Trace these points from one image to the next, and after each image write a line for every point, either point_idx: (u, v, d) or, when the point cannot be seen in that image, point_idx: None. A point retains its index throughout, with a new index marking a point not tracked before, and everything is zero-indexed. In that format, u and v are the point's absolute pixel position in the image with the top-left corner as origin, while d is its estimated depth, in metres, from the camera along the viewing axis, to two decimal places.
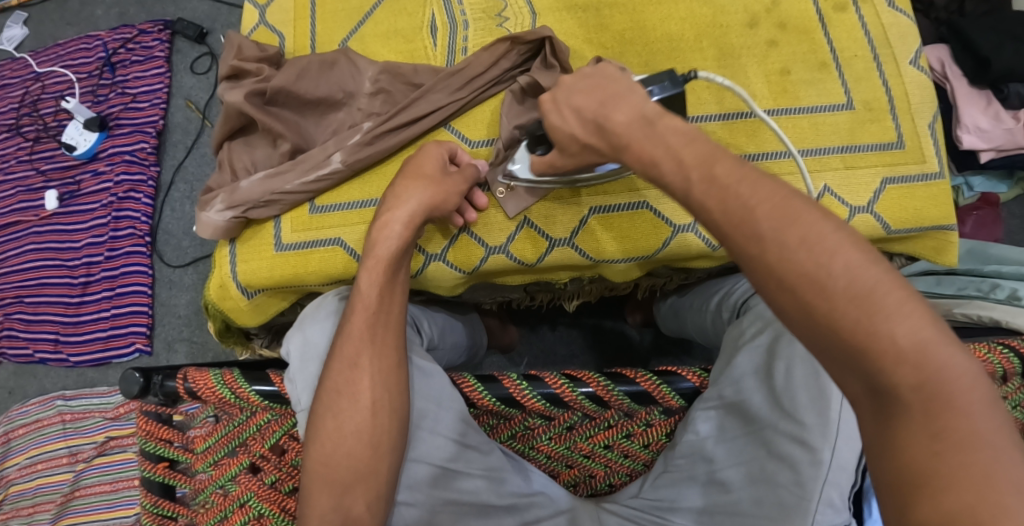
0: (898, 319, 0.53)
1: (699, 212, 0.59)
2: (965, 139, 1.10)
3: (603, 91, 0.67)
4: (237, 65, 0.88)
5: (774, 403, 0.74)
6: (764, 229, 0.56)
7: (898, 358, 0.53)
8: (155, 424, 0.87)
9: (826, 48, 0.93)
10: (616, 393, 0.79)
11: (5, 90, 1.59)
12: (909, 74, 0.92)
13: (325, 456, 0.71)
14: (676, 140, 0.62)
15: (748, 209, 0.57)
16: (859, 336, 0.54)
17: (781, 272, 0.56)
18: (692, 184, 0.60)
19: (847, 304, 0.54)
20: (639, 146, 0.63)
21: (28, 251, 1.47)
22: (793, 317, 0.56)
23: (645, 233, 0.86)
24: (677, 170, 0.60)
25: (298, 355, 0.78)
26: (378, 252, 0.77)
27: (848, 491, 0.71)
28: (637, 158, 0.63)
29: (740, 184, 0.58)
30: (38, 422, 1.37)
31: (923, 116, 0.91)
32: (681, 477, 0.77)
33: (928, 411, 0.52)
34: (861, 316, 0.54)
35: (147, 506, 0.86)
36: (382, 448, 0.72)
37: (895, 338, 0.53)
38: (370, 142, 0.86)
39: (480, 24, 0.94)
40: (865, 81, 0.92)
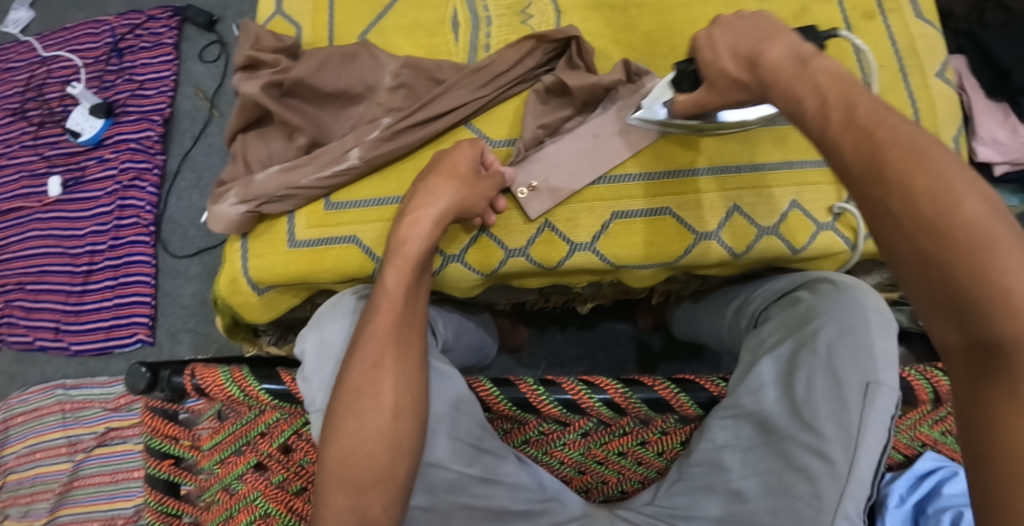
0: (1013, 272, 0.56)
1: (831, 150, 0.63)
2: (981, 152, 1.09)
3: (755, 32, 0.70)
4: (254, 55, 0.86)
5: (794, 414, 0.73)
6: (892, 167, 0.60)
7: (1005, 310, 0.55)
8: (160, 421, 0.85)
9: (854, 55, 0.91)
10: (634, 400, 0.77)
11: (9, 73, 1.56)
12: (935, 86, 0.91)
13: (344, 456, 0.69)
14: (823, 79, 0.64)
15: (879, 158, 0.60)
16: (967, 283, 0.56)
17: (902, 212, 0.59)
18: (830, 119, 0.63)
19: (962, 250, 0.56)
20: (789, 84, 0.65)
21: (31, 237, 1.45)
22: (907, 260, 0.59)
23: (668, 238, 0.84)
24: (821, 106, 0.64)
25: (314, 354, 0.76)
26: (406, 251, 0.76)
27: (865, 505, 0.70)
28: (780, 97, 0.66)
29: (878, 125, 0.61)
30: (38, 411, 1.35)
31: (947, 130, 0.90)
32: (696, 485, 0.76)
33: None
34: (975, 266, 0.56)
35: (151, 503, 0.84)
36: (400, 450, 0.70)
37: (1007, 289, 0.55)
38: (390, 138, 0.84)
39: (504, 20, 0.92)
40: (892, 91, 0.90)
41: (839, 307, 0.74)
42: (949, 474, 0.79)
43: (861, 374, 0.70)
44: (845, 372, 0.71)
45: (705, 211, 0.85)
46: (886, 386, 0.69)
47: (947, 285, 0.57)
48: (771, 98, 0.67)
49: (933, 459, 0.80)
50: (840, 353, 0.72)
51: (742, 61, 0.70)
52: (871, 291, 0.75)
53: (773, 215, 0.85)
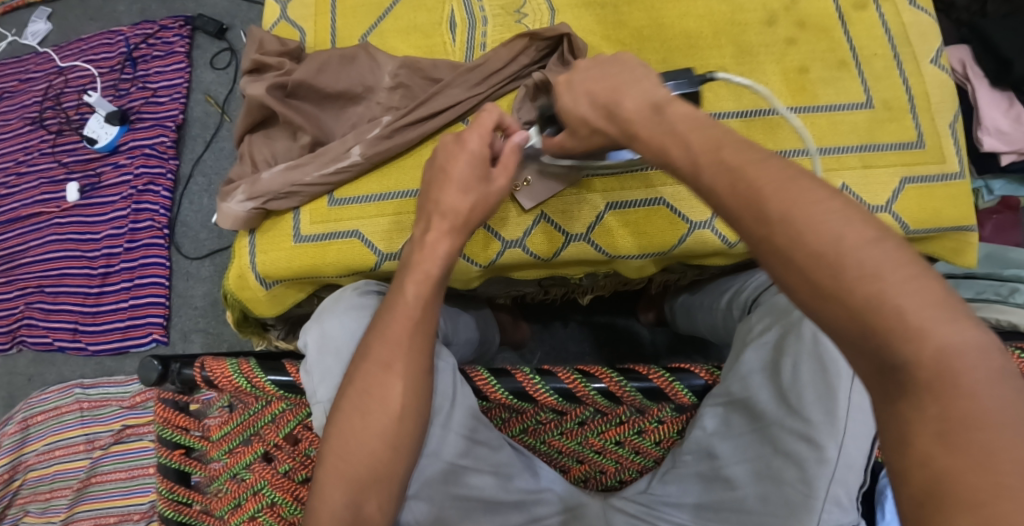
0: (903, 293, 0.50)
1: (708, 195, 0.58)
2: (986, 141, 1.11)
3: (612, 80, 0.67)
4: (259, 58, 0.89)
5: (781, 400, 0.75)
6: (772, 210, 0.55)
7: (903, 332, 0.50)
8: (172, 412, 0.88)
9: (845, 47, 0.93)
10: (628, 389, 0.80)
11: (28, 84, 1.61)
12: (929, 73, 0.92)
13: (345, 446, 0.70)
14: (683, 125, 0.61)
15: (755, 190, 0.55)
16: (865, 313, 0.51)
17: (790, 251, 0.54)
18: (701, 164, 0.59)
19: (852, 282, 0.51)
20: (649, 135, 0.63)
21: (50, 242, 1.50)
22: (801, 296, 0.54)
23: (661, 229, 0.86)
24: (686, 153, 0.60)
25: (315, 347, 0.78)
26: (425, 269, 0.74)
27: (855, 491, 0.72)
28: (647, 146, 0.63)
29: (746, 165, 0.57)
30: (57, 410, 1.39)
31: (943, 115, 0.91)
32: (688, 473, 0.78)
33: (932, 389, 0.49)
34: (868, 293, 0.51)
35: (163, 492, 0.87)
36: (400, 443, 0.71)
37: (901, 314, 0.50)
38: (389, 136, 0.86)
39: (499, 20, 0.94)
40: (884, 80, 0.92)
41: None
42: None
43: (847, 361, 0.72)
44: (831, 356, 0.73)
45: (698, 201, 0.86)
46: None
47: (842, 311, 0.52)
48: (637, 148, 0.65)
49: None
50: (825, 339, 0.74)
51: (601, 109, 0.68)
52: None
53: None
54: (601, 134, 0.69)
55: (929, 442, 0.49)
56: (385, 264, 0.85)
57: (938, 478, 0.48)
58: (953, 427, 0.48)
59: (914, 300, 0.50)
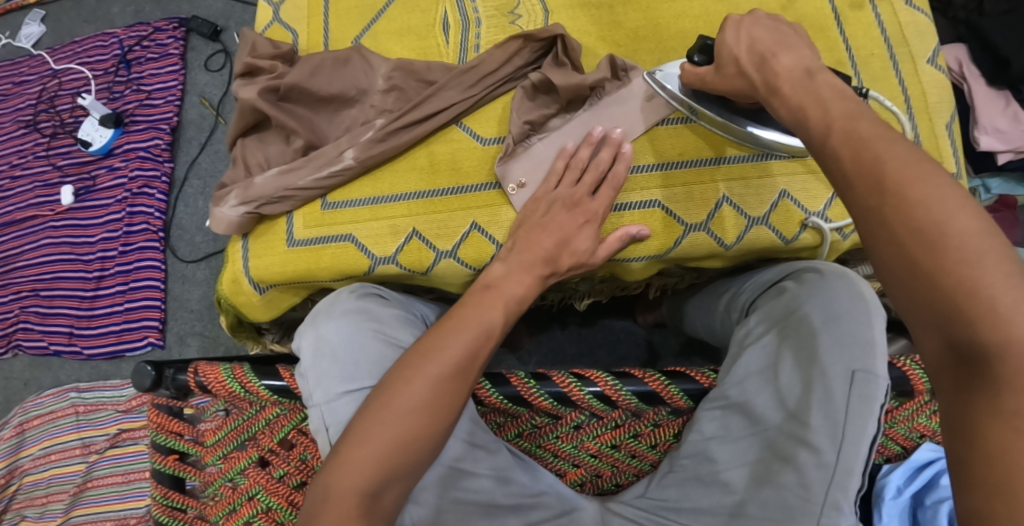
0: (1001, 288, 0.53)
1: (830, 159, 0.62)
2: (981, 141, 1.10)
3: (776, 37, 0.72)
4: (251, 62, 0.88)
5: (779, 404, 0.75)
6: (889, 179, 0.58)
7: (989, 324, 0.53)
8: (166, 417, 0.88)
9: (842, 46, 0.92)
10: (623, 392, 0.79)
11: (22, 87, 1.61)
12: (926, 73, 0.92)
13: (348, 452, 0.67)
14: (827, 92, 0.66)
15: (881, 161, 0.59)
16: (958, 299, 0.54)
17: (896, 224, 0.57)
18: (832, 132, 0.63)
19: (952, 265, 0.54)
20: (792, 92, 0.68)
21: (45, 246, 1.49)
22: (896, 270, 0.57)
23: (656, 231, 0.84)
24: (823, 118, 0.64)
25: (310, 351, 0.75)
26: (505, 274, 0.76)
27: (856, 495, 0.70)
28: (785, 101, 0.68)
29: (878, 139, 0.60)
30: (52, 414, 1.39)
31: (941, 115, 0.91)
32: (687, 477, 0.78)
33: (1011, 384, 0.52)
34: (962, 281, 0.54)
35: (157, 497, 0.87)
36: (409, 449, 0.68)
37: (993, 305, 0.53)
38: (383, 139, 0.85)
39: (493, 21, 0.93)
40: (881, 80, 0.91)
41: (821, 295, 0.76)
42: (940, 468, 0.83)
43: (845, 363, 0.71)
44: (827, 359, 0.72)
45: (694, 203, 0.85)
46: (874, 374, 0.69)
47: (929, 296, 0.55)
48: (773, 102, 0.70)
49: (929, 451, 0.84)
50: (821, 342, 0.73)
51: (756, 57, 0.72)
52: (853, 277, 0.76)
53: (762, 206, 0.84)
54: (745, 80, 0.73)
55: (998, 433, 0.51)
56: (378, 268, 0.85)
57: (1008, 463, 0.50)
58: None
59: (1006, 298, 0.53)
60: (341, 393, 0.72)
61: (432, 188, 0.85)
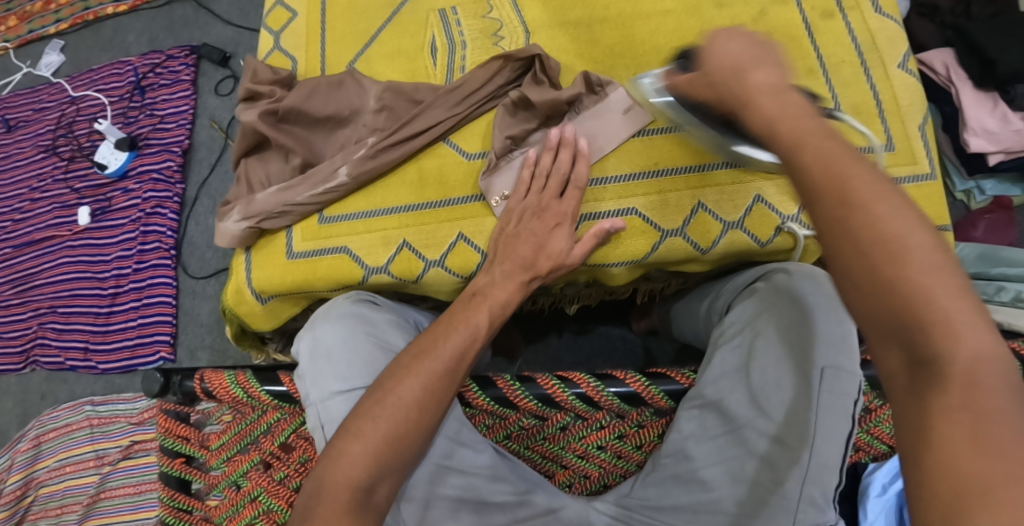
0: (951, 298, 0.56)
1: (797, 170, 0.62)
2: (973, 142, 1.14)
3: (751, 53, 0.67)
4: (252, 87, 0.94)
5: (752, 402, 0.78)
6: (860, 197, 0.59)
7: (942, 329, 0.55)
8: (173, 422, 0.93)
9: (813, 55, 0.96)
10: (606, 394, 0.82)
11: (42, 113, 1.68)
12: (897, 76, 0.95)
13: (342, 448, 0.72)
14: (792, 107, 0.64)
15: (842, 178, 0.60)
16: (915, 306, 0.56)
17: (862, 237, 0.58)
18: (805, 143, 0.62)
19: (914, 275, 0.56)
20: (768, 106, 0.65)
21: (63, 264, 1.56)
22: (862, 282, 0.58)
23: (634, 237, 0.88)
24: (794, 131, 0.63)
25: (307, 353, 0.79)
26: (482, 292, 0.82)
27: (831, 492, 0.74)
28: (756, 115, 0.65)
29: (833, 156, 0.61)
30: (67, 427, 1.44)
31: (912, 118, 0.94)
32: (667, 476, 0.81)
33: (957, 382, 0.54)
34: (922, 288, 0.56)
35: (164, 499, 0.92)
36: (400, 445, 0.72)
37: (945, 311, 0.56)
38: (374, 156, 0.90)
39: (477, 43, 0.97)
40: (852, 85, 0.95)
41: (790, 298, 0.80)
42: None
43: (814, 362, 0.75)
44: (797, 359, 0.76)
45: (671, 209, 0.88)
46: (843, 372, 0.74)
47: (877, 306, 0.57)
48: (744, 115, 0.67)
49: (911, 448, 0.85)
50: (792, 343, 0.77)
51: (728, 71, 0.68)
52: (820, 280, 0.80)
53: (737, 210, 0.88)
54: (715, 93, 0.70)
55: (946, 429, 0.53)
56: (371, 278, 0.89)
57: (954, 456, 0.52)
58: (966, 420, 0.53)
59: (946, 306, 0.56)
60: (336, 392, 0.76)
61: (421, 200, 0.90)
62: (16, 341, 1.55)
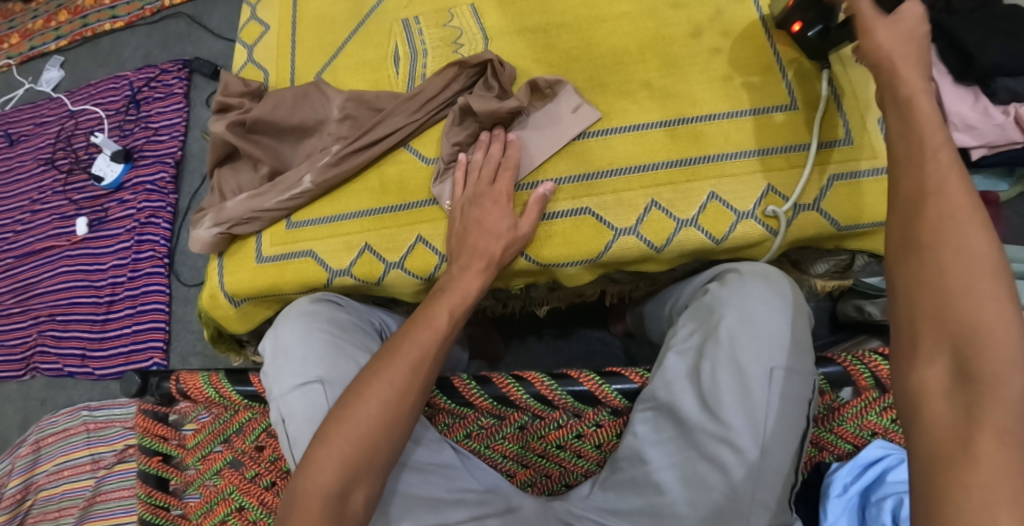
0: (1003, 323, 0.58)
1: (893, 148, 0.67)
2: (956, 137, 1.15)
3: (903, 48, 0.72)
4: (222, 99, 0.97)
5: (702, 405, 0.75)
6: (946, 204, 0.62)
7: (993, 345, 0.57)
8: (151, 422, 0.98)
9: (769, 52, 0.95)
10: (560, 393, 0.82)
11: (42, 127, 1.74)
12: (855, 72, 0.94)
13: (311, 453, 0.73)
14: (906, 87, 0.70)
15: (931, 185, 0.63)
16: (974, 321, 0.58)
17: (945, 249, 0.61)
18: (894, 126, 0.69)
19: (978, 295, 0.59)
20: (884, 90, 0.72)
21: (62, 273, 1.61)
22: (931, 289, 0.60)
23: (588, 237, 0.90)
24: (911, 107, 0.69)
25: (270, 352, 0.83)
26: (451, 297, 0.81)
27: (787, 494, 0.73)
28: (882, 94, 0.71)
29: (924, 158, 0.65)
30: (66, 432, 1.49)
31: (873, 111, 0.92)
32: (624, 480, 0.78)
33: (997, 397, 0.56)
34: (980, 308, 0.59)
35: (142, 496, 0.96)
36: (368, 447, 0.72)
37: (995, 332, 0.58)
38: (338, 163, 0.93)
39: (438, 51, 1.00)
40: (807, 81, 0.93)
41: (740, 298, 0.78)
42: (893, 463, 0.76)
43: (763, 363, 0.74)
44: (745, 360, 0.74)
45: (624, 209, 0.90)
46: (793, 372, 0.74)
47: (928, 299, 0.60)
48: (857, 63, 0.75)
49: (880, 448, 0.78)
50: (739, 343, 0.75)
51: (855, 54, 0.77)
52: (771, 278, 0.79)
53: (690, 209, 0.90)
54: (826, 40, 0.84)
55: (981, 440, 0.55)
56: (335, 280, 0.92)
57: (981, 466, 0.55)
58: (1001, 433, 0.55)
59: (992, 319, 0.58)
60: (295, 386, 0.79)
61: (383, 205, 0.93)
62: (17, 349, 1.60)
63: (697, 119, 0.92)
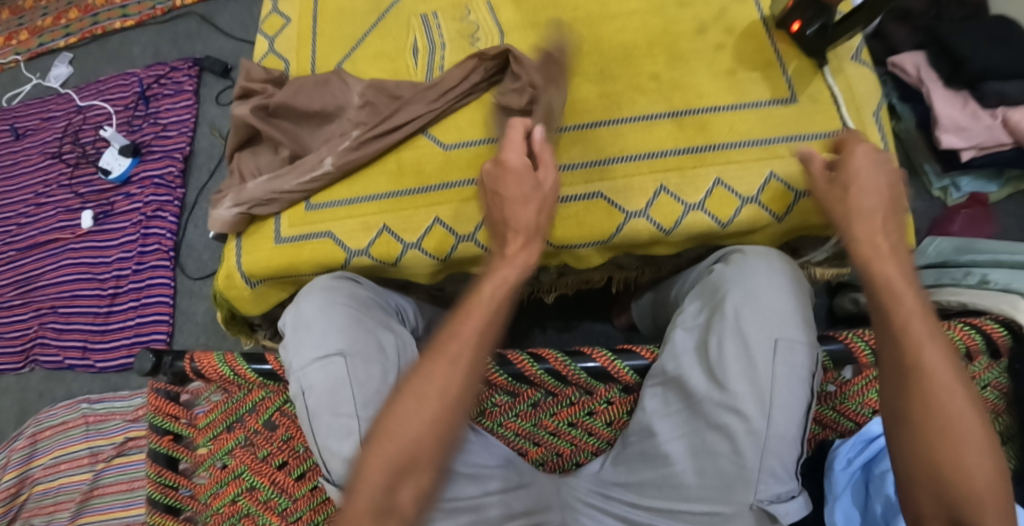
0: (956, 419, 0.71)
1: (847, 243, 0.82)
2: (945, 138, 1.20)
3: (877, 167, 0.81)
4: (245, 85, 1.01)
5: (710, 376, 0.79)
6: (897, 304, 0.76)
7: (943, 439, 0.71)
8: (163, 401, 0.99)
9: (771, 49, 0.99)
10: (573, 369, 0.86)
11: (49, 122, 1.75)
12: (851, 68, 0.99)
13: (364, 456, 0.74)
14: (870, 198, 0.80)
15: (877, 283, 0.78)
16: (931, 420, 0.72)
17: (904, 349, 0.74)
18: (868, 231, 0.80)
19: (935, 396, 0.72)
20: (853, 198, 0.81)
21: (65, 266, 1.61)
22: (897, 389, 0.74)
23: (599, 219, 0.94)
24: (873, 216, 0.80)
25: (290, 326, 0.85)
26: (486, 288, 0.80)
27: (790, 462, 0.77)
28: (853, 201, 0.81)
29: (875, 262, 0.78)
30: (65, 424, 1.49)
31: (868, 105, 0.97)
32: (634, 453, 0.83)
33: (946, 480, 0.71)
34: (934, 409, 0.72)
35: (151, 475, 0.97)
36: (420, 447, 0.74)
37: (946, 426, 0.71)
38: (357, 148, 0.96)
39: (455, 44, 1.04)
40: (808, 77, 0.98)
41: (743, 275, 0.81)
42: None
43: (767, 334, 0.77)
44: (750, 331, 0.78)
45: (634, 193, 0.94)
46: (795, 343, 0.77)
47: (933, 459, 0.71)
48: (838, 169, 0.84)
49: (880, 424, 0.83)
50: (744, 316, 0.78)
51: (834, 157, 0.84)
52: (772, 256, 0.83)
53: (698, 193, 0.93)
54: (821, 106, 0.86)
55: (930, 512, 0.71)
56: (353, 260, 0.95)
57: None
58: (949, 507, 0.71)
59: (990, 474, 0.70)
60: (315, 359, 0.82)
61: (400, 188, 0.96)
62: (17, 341, 1.60)
63: (704, 110, 0.96)
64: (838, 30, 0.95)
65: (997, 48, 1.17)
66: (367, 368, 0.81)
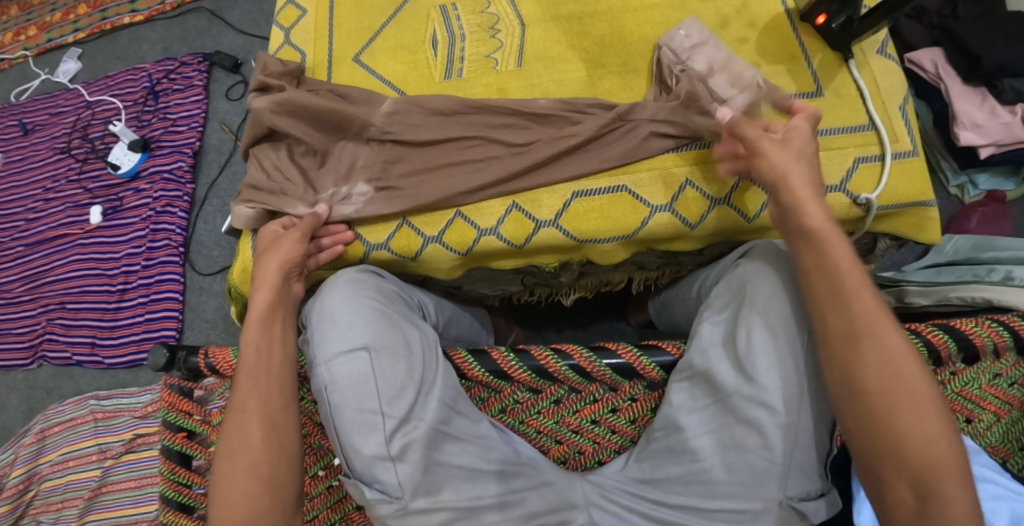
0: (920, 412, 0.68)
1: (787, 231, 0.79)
2: (963, 135, 1.18)
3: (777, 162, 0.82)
4: (263, 79, 0.99)
5: (739, 371, 0.78)
6: (849, 285, 0.73)
7: (908, 427, 0.68)
8: (177, 397, 0.96)
9: (795, 42, 0.98)
10: (598, 364, 0.83)
11: (57, 118, 1.74)
12: (876, 62, 0.98)
13: (226, 460, 0.76)
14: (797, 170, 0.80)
15: (839, 269, 0.74)
16: (894, 407, 0.69)
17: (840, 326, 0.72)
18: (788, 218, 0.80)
19: (891, 384, 0.69)
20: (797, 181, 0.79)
21: (74, 261, 1.60)
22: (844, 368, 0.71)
23: (623, 213, 0.92)
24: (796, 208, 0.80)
25: (314, 317, 0.84)
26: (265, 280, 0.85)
27: (815, 459, 0.77)
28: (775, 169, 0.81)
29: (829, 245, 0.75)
30: (73, 421, 1.47)
31: (893, 99, 0.96)
32: (659, 449, 0.82)
33: (920, 470, 0.67)
34: (893, 394, 0.69)
35: (164, 472, 0.95)
36: (277, 450, 0.77)
37: (914, 420, 0.68)
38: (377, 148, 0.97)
39: (475, 36, 1.04)
40: (834, 71, 0.97)
41: (771, 267, 0.81)
42: None
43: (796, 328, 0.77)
44: (782, 325, 0.77)
45: (657, 186, 0.93)
46: None
47: (881, 431, 0.69)
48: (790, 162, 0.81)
49: None
50: (775, 311, 0.78)
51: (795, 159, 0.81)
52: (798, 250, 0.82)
53: (724, 188, 0.92)
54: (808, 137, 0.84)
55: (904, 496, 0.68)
56: (372, 254, 0.96)
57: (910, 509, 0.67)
58: (936, 487, 0.66)
59: (938, 441, 0.67)
60: (340, 352, 0.81)
61: None
62: (25, 337, 1.59)
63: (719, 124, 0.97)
64: (864, 21, 0.93)
65: (1012, 42, 1.16)
66: (392, 363, 0.81)
